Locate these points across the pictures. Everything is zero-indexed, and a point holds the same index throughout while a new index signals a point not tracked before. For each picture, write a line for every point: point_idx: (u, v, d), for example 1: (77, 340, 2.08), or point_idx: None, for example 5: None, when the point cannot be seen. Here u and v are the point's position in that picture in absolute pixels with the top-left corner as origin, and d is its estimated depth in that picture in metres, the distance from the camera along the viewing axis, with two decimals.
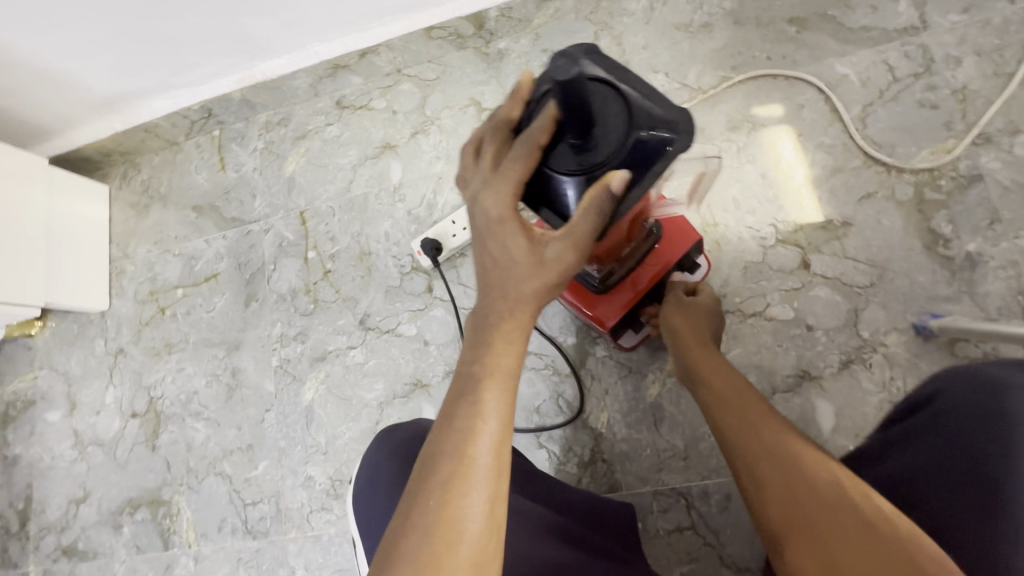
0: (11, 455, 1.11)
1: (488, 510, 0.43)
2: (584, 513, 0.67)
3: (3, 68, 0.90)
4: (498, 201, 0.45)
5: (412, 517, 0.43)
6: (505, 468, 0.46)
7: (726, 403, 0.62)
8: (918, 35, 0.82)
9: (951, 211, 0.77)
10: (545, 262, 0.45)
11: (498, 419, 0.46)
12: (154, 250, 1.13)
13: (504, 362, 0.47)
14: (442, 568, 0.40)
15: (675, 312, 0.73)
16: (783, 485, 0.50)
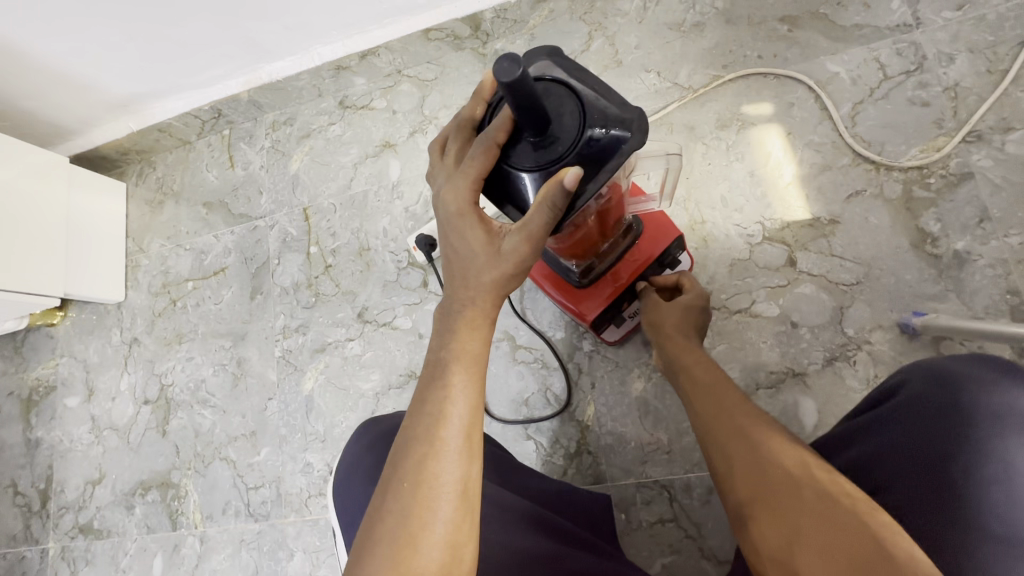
0: (34, 438, 1.17)
1: (461, 489, 0.46)
2: (561, 503, 0.69)
3: (24, 73, 0.96)
4: (460, 195, 0.48)
5: (389, 501, 0.45)
6: (478, 446, 0.48)
7: (700, 395, 0.64)
8: (911, 32, 0.82)
9: (940, 209, 0.77)
10: (502, 255, 0.49)
11: (465, 399, 0.48)
12: (167, 245, 1.18)
13: (470, 348, 0.50)
14: (417, 545, 0.43)
15: (655, 308, 0.74)
16: (750, 478, 0.52)
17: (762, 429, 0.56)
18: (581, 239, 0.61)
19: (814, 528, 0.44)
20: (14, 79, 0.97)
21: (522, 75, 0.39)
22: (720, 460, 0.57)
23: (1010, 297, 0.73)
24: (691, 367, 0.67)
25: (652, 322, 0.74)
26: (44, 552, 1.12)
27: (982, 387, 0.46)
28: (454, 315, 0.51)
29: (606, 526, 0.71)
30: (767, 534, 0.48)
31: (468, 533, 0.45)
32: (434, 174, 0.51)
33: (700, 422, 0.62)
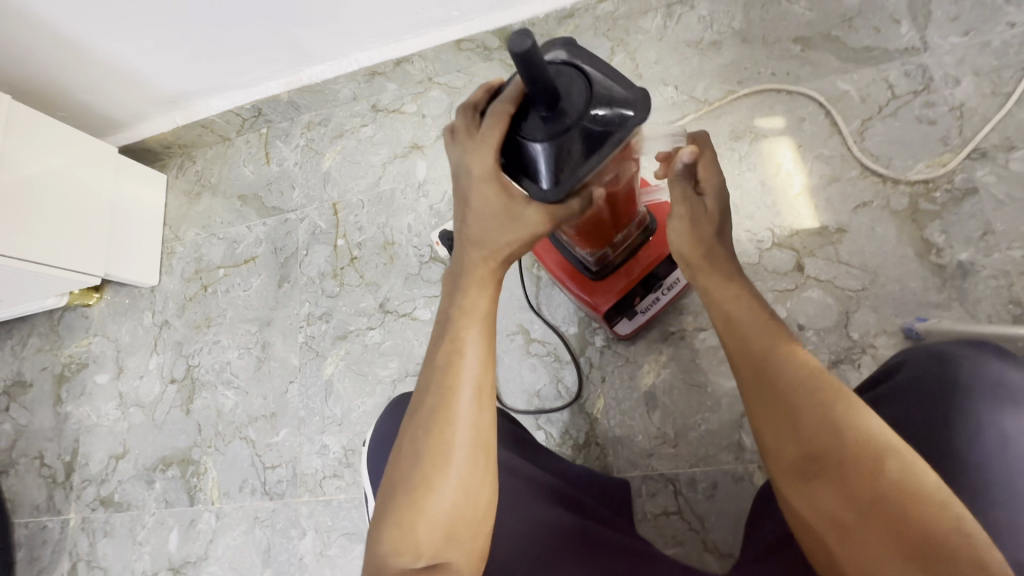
0: (63, 412, 1.23)
1: (475, 432, 0.49)
2: (584, 483, 0.72)
3: (85, 67, 1.05)
4: (484, 168, 0.53)
5: (407, 450, 0.49)
6: (489, 397, 0.52)
7: (738, 324, 0.55)
8: (919, 55, 0.86)
9: (945, 221, 0.80)
10: (524, 222, 0.55)
11: (476, 351, 0.52)
12: (202, 233, 1.25)
13: (478, 306, 0.55)
14: (434, 486, 0.47)
15: (675, 226, 0.64)
16: (810, 430, 0.44)
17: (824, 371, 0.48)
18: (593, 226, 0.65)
19: (883, 496, 0.39)
20: (74, 72, 1.06)
21: (532, 46, 0.42)
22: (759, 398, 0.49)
23: (1012, 307, 0.75)
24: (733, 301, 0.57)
25: (679, 250, 0.64)
26: (65, 522, 1.16)
27: (975, 363, 0.49)
28: (465, 276, 0.56)
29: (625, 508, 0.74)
30: (814, 487, 0.43)
31: (483, 477, 0.49)
32: (461, 139, 0.55)
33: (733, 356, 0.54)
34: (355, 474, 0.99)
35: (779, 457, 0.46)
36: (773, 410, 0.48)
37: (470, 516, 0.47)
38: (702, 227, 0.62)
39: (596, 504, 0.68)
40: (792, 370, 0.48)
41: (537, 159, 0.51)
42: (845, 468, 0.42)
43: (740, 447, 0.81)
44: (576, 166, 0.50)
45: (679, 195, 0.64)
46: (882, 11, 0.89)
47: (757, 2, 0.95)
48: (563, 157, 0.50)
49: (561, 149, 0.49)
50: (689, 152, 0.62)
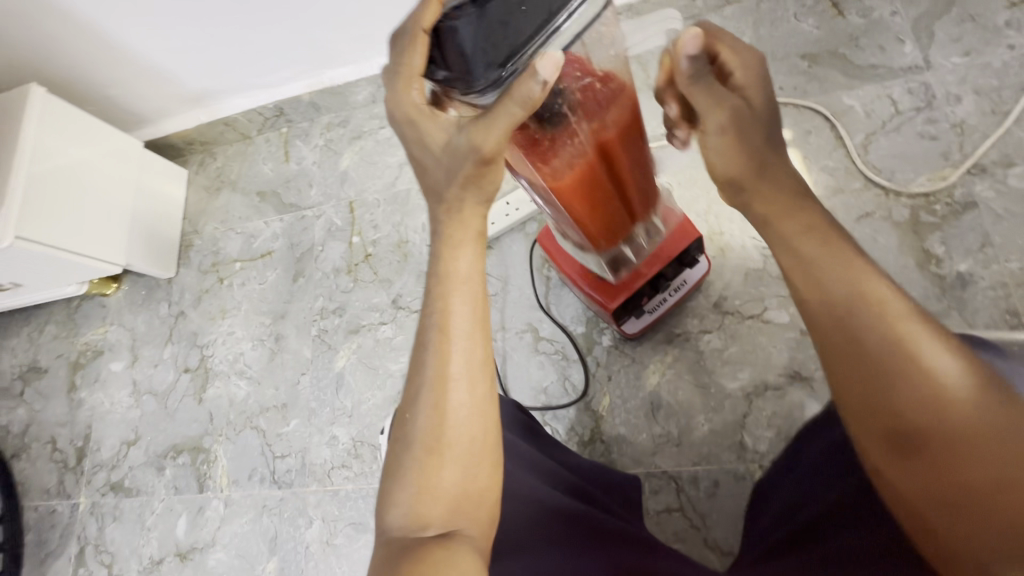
0: (77, 398, 1.25)
1: (471, 409, 0.50)
2: (590, 475, 0.75)
3: (119, 63, 1.10)
4: (410, 102, 0.47)
5: (407, 431, 0.50)
6: (483, 371, 0.51)
7: (812, 280, 0.48)
8: (922, 74, 0.90)
9: (945, 233, 0.83)
10: (457, 151, 0.47)
11: (465, 321, 0.51)
12: (220, 228, 1.28)
13: (463, 268, 0.52)
14: (437, 467, 0.49)
15: (718, 140, 0.53)
16: (913, 411, 0.42)
17: (924, 337, 0.43)
18: (594, 188, 0.58)
19: (988, 486, 0.38)
20: (109, 68, 1.11)
21: None
22: (847, 367, 0.45)
23: (1009, 317, 0.77)
24: (805, 239, 0.50)
25: (726, 171, 0.54)
26: (74, 506, 1.18)
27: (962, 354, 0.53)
28: (445, 232, 0.52)
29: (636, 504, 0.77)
30: (906, 464, 0.42)
31: (482, 455, 0.50)
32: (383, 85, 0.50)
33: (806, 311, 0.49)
34: (363, 465, 1.01)
35: (867, 427, 0.44)
36: (863, 383, 0.44)
37: (474, 490, 0.50)
38: (751, 130, 0.53)
39: (603, 496, 0.71)
40: (888, 345, 0.43)
41: (468, 44, 0.42)
42: (951, 453, 0.40)
43: (742, 446, 0.83)
44: (516, 43, 0.41)
45: (710, 98, 0.52)
46: (887, 31, 0.93)
47: (766, 19, 0.99)
48: (501, 33, 0.41)
49: (499, 24, 0.40)
50: (695, 40, 0.51)
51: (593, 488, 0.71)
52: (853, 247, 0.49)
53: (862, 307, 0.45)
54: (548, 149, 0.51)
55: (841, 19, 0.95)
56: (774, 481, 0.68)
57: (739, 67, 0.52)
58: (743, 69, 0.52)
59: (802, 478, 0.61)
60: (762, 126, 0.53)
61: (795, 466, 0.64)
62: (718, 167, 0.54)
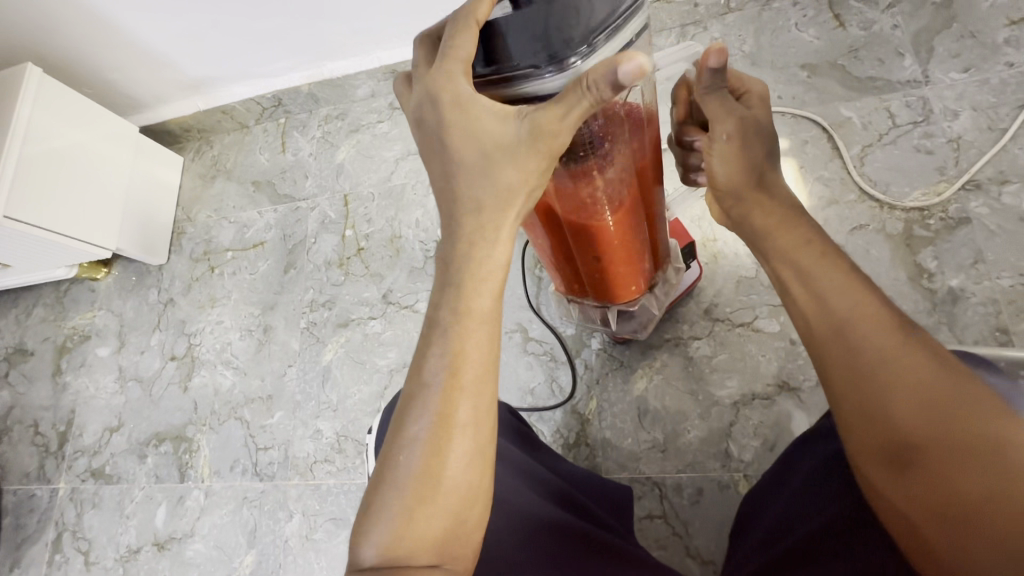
0: (62, 382, 1.24)
1: (470, 461, 0.46)
2: (578, 481, 0.75)
3: (120, 47, 1.10)
4: (460, 89, 0.45)
5: (395, 469, 0.46)
6: (489, 419, 0.48)
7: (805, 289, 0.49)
8: (920, 88, 0.89)
9: (938, 248, 0.82)
10: (515, 144, 0.46)
11: (477, 366, 0.48)
12: (214, 216, 1.27)
13: (481, 305, 0.49)
14: (422, 516, 0.44)
15: (721, 148, 0.54)
16: (905, 418, 0.41)
17: (913, 344, 0.43)
18: (629, 213, 0.58)
19: (980, 496, 0.37)
20: (109, 51, 1.11)
21: None
22: (842, 376, 0.45)
23: (999, 334, 0.77)
24: (800, 253, 0.51)
25: (726, 179, 0.55)
26: (53, 492, 1.16)
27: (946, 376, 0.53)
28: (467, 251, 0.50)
29: (628, 514, 0.77)
30: (898, 476, 0.41)
31: (476, 504, 0.47)
32: (420, 75, 0.47)
33: (804, 324, 0.49)
34: (346, 460, 1.00)
35: (863, 442, 0.44)
36: (855, 390, 0.44)
37: (462, 537, 0.46)
38: (754, 143, 0.53)
39: (595, 505, 0.72)
40: (876, 349, 0.44)
41: (535, 26, 0.42)
42: (945, 461, 0.39)
43: (727, 455, 0.83)
44: (588, 27, 0.41)
45: (721, 109, 0.52)
46: (887, 44, 0.93)
47: (767, 28, 0.99)
48: (571, 15, 0.41)
49: (569, 7, 0.41)
50: (720, 56, 0.46)
51: (586, 499, 0.72)
52: (851, 265, 0.49)
53: (855, 319, 0.46)
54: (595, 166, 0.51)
55: (841, 30, 0.95)
56: (766, 492, 0.68)
57: (749, 89, 0.53)
58: (754, 92, 0.53)
59: (790, 494, 0.61)
60: (765, 142, 0.54)
61: (790, 481, 0.63)
62: (718, 174, 0.55)
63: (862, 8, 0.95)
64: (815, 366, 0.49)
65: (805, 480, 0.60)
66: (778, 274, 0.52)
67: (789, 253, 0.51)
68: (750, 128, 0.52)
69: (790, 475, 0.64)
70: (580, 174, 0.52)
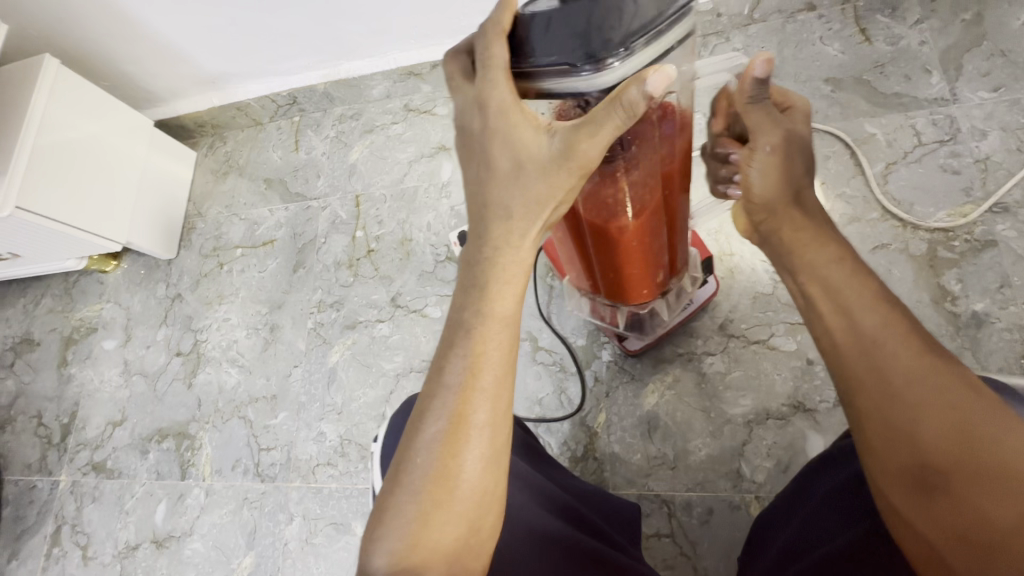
0: (67, 373, 1.23)
1: (484, 466, 0.46)
2: (584, 495, 0.73)
3: (136, 40, 1.10)
4: (503, 98, 0.44)
5: (408, 470, 0.45)
6: (505, 423, 0.47)
7: (832, 303, 0.47)
8: (947, 106, 0.88)
9: (962, 271, 0.80)
10: (550, 160, 0.45)
11: (494, 369, 0.47)
12: (224, 212, 1.26)
13: (504, 309, 0.48)
14: (434, 520, 0.44)
15: (761, 163, 0.51)
16: (936, 446, 0.39)
17: (945, 367, 0.42)
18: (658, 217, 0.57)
19: (1008, 528, 0.36)
20: (126, 43, 1.10)
21: None
22: (868, 397, 0.43)
23: None
24: (828, 265, 0.48)
25: (763, 196, 0.52)
26: (54, 484, 1.16)
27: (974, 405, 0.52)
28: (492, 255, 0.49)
29: (634, 529, 0.76)
30: (921, 499, 0.40)
31: (487, 511, 0.46)
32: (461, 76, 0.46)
33: (828, 337, 0.47)
34: (349, 464, 0.99)
35: (885, 465, 0.42)
36: (883, 411, 0.42)
37: (473, 545, 0.45)
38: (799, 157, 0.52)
39: (603, 523, 0.70)
40: (908, 369, 0.42)
41: (575, 21, 0.39)
42: (974, 489, 0.38)
43: (739, 475, 0.81)
44: (631, 27, 0.38)
45: (764, 120, 0.50)
46: (914, 61, 0.91)
47: (791, 41, 0.98)
48: (614, 16, 0.38)
49: (613, 8, 0.38)
50: (766, 65, 0.45)
51: (594, 516, 0.71)
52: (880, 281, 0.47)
53: (885, 338, 0.43)
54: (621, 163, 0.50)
55: (867, 45, 0.94)
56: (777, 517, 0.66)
57: (792, 103, 0.53)
58: (796, 106, 0.53)
59: (801, 520, 0.59)
60: (806, 156, 0.52)
61: (800, 506, 0.61)
62: (754, 187, 0.52)
63: (889, 22, 0.94)
64: (836, 382, 0.46)
65: (817, 502, 0.58)
66: (803, 287, 0.50)
67: (816, 265, 0.49)
68: (795, 142, 0.51)
69: (799, 500, 0.62)
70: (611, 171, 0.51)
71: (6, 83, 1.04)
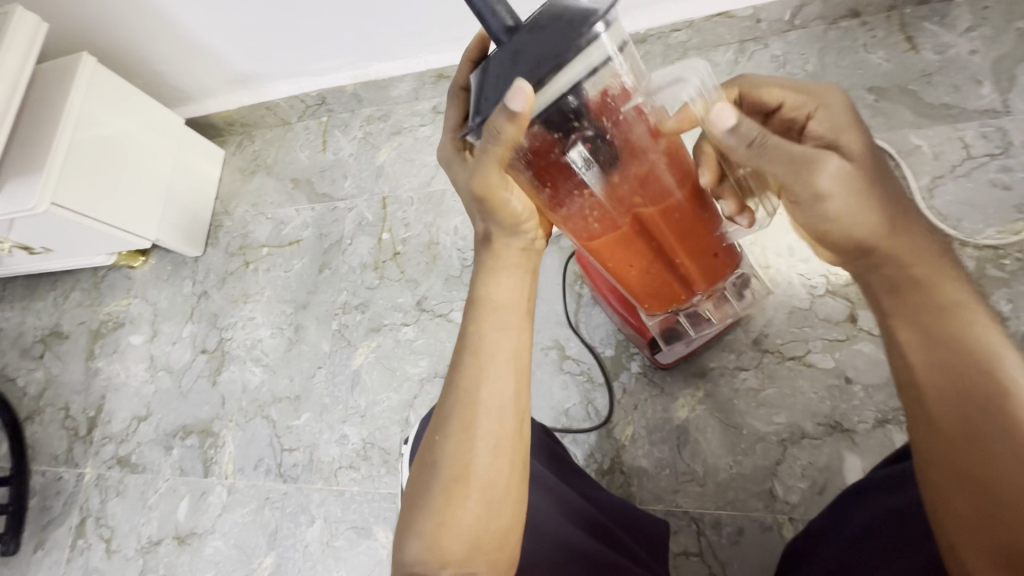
0: (94, 366, 1.25)
1: (496, 446, 0.49)
2: (610, 508, 0.72)
3: (169, 40, 1.11)
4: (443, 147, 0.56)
5: (431, 457, 0.50)
6: (514, 404, 0.51)
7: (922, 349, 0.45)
8: (999, 118, 0.84)
9: (1012, 290, 0.77)
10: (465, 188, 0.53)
11: (496, 350, 0.52)
12: (251, 211, 1.27)
13: (495, 295, 0.54)
14: (454, 500, 0.48)
15: (823, 206, 0.48)
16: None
17: None
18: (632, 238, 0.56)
19: None
20: (160, 43, 1.12)
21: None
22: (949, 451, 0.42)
23: None
24: (947, 310, 0.45)
25: (853, 236, 0.48)
26: (80, 476, 1.17)
27: None
28: (487, 259, 0.55)
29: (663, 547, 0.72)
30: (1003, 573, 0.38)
31: (503, 492, 0.49)
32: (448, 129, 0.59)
33: (918, 392, 0.45)
34: (371, 468, 0.98)
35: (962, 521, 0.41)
36: (973, 474, 0.41)
37: (493, 525, 0.48)
38: (855, 189, 0.47)
39: (628, 538, 0.68)
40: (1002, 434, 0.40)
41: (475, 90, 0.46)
42: None
43: (771, 495, 0.79)
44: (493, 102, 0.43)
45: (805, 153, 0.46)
46: (964, 71, 0.88)
47: (833, 48, 0.95)
48: (488, 91, 0.44)
49: (490, 83, 0.44)
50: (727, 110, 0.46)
51: (620, 530, 0.68)
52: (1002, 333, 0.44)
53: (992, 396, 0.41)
54: (562, 193, 0.51)
55: (914, 53, 0.91)
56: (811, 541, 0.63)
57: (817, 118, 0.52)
58: (821, 110, 0.52)
59: (839, 545, 0.56)
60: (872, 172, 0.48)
61: (835, 535, 0.58)
62: (850, 230, 0.48)
63: (937, 30, 0.90)
64: (920, 430, 0.45)
65: (858, 529, 0.56)
66: (893, 332, 0.47)
67: (918, 310, 0.46)
68: (833, 177, 0.46)
69: (839, 521, 0.60)
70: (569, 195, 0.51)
71: (43, 82, 1.05)
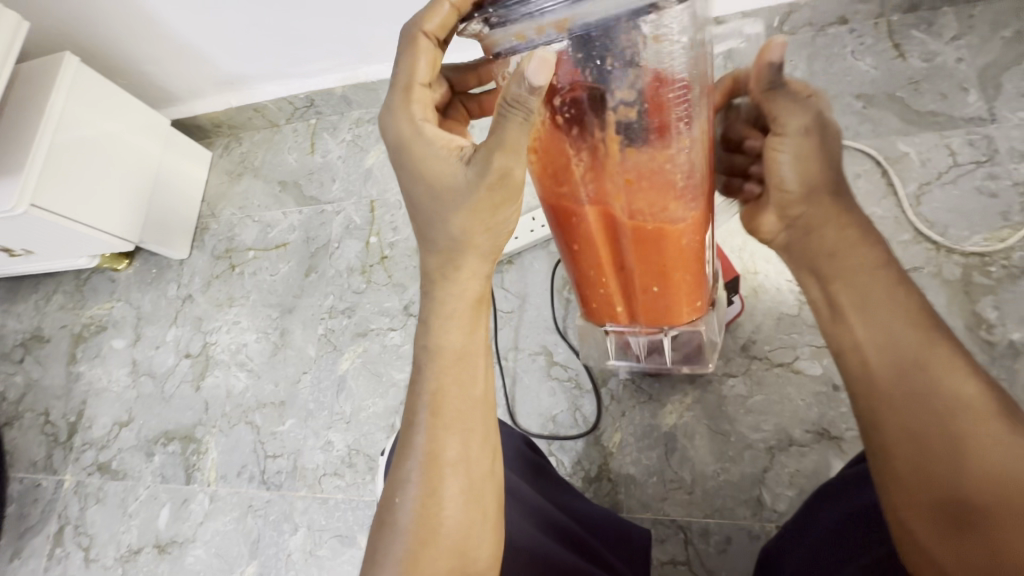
0: (75, 371, 1.23)
1: (464, 500, 0.48)
2: (590, 520, 0.71)
3: (155, 40, 1.10)
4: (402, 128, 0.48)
5: (393, 518, 0.49)
6: (478, 450, 0.50)
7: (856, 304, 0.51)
8: (985, 126, 0.85)
9: (999, 298, 0.77)
10: (465, 185, 0.45)
11: (458, 396, 0.51)
12: (238, 213, 1.25)
13: (451, 342, 0.52)
14: (421, 563, 0.46)
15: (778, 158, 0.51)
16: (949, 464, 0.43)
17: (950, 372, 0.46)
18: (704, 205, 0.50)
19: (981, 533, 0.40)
20: (145, 43, 1.10)
21: None
22: (886, 406, 0.48)
23: None
24: (875, 287, 0.51)
25: (801, 184, 0.51)
26: (59, 483, 1.15)
27: None
28: (442, 297, 0.51)
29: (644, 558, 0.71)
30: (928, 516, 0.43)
31: (477, 543, 0.48)
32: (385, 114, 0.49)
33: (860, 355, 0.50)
34: (355, 475, 0.97)
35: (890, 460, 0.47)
36: (904, 426, 0.46)
37: None
38: (809, 157, 0.50)
39: (613, 558, 0.66)
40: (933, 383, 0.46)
41: None
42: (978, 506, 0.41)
43: (759, 503, 0.78)
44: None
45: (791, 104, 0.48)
46: (950, 78, 0.88)
47: (821, 55, 0.95)
48: None
49: None
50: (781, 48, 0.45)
51: (597, 543, 0.67)
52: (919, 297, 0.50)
53: (920, 356, 0.47)
54: (642, 145, 0.43)
55: (901, 61, 0.91)
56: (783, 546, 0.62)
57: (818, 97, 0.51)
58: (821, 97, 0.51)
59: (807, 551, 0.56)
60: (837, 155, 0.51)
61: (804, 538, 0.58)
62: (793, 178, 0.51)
63: (925, 38, 0.91)
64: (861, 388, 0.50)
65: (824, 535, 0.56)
66: (832, 295, 0.53)
67: (842, 268, 0.53)
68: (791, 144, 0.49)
69: (807, 529, 0.59)
70: (656, 147, 0.43)
71: (23, 82, 1.03)
